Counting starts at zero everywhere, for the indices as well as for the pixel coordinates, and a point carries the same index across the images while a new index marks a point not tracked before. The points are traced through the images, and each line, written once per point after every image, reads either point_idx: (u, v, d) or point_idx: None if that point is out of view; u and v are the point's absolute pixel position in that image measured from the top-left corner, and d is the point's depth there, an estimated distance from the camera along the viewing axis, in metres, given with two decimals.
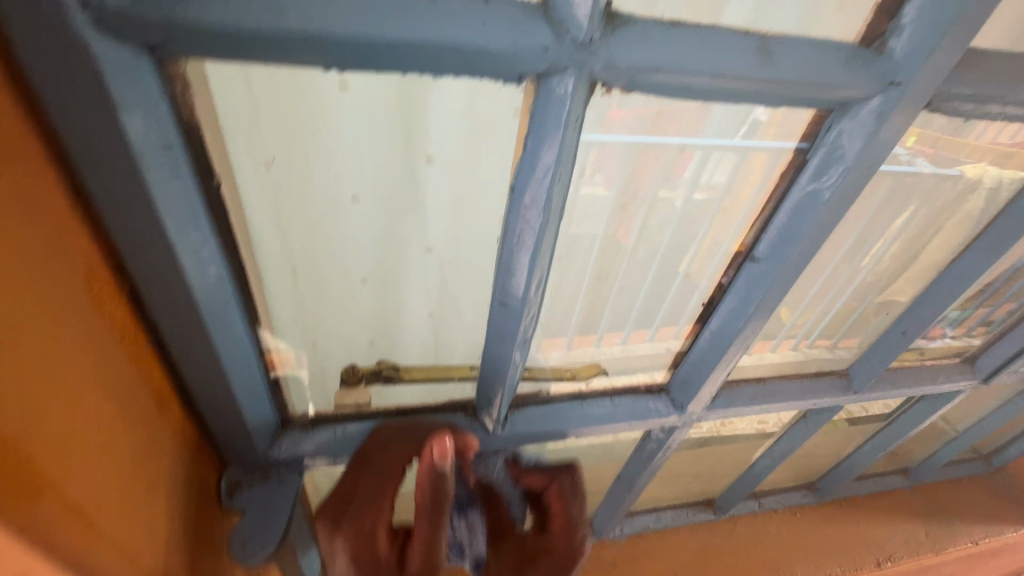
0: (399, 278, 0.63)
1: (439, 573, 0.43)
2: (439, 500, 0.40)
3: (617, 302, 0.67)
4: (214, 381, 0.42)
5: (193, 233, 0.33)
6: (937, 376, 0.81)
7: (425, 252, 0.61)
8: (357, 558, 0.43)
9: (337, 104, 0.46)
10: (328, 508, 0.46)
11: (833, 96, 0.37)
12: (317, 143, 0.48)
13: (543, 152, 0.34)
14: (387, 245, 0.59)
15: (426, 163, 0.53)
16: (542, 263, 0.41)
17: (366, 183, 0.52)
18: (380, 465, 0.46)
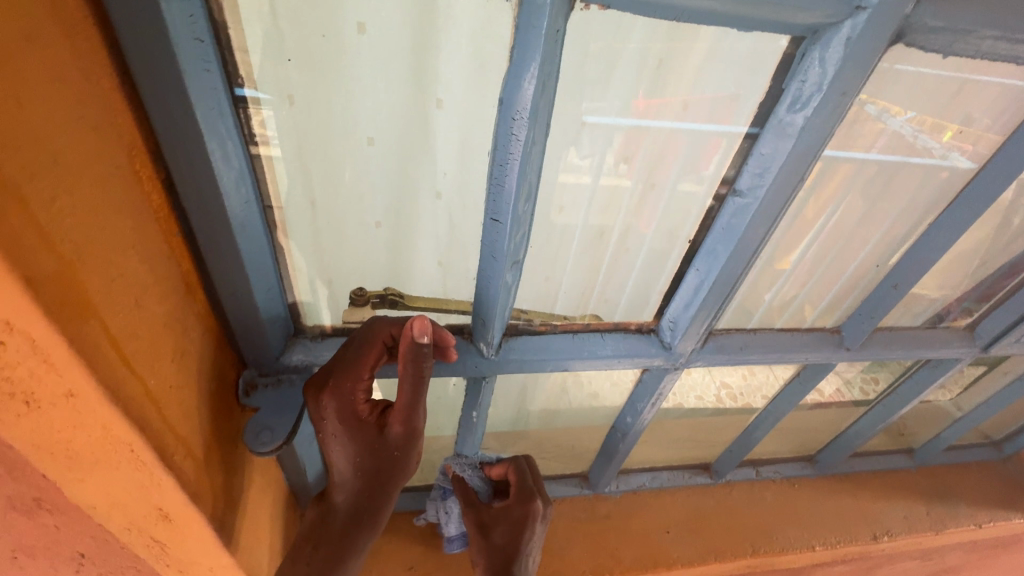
0: (412, 222, 0.65)
1: (408, 432, 0.54)
2: (423, 371, 0.51)
3: (617, 265, 0.71)
4: (235, 276, 0.47)
5: (220, 127, 0.39)
6: (934, 341, 0.82)
7: (436, 197, 0.63)
8: (344, 418, 0.53)
9: (354, 44, 0.48)
10: (314, 380, 0.53)
11: (800, 18, 0.39)
12: (338, 82, 0.51)
13: (528, 62, 0.38)
14: (401, 189, 0.62)
15: (437, 107, 0.54)
16: (530, 177, 0.45)
17: (382, 126, 0.55)
18: (358, 341, 0.53)
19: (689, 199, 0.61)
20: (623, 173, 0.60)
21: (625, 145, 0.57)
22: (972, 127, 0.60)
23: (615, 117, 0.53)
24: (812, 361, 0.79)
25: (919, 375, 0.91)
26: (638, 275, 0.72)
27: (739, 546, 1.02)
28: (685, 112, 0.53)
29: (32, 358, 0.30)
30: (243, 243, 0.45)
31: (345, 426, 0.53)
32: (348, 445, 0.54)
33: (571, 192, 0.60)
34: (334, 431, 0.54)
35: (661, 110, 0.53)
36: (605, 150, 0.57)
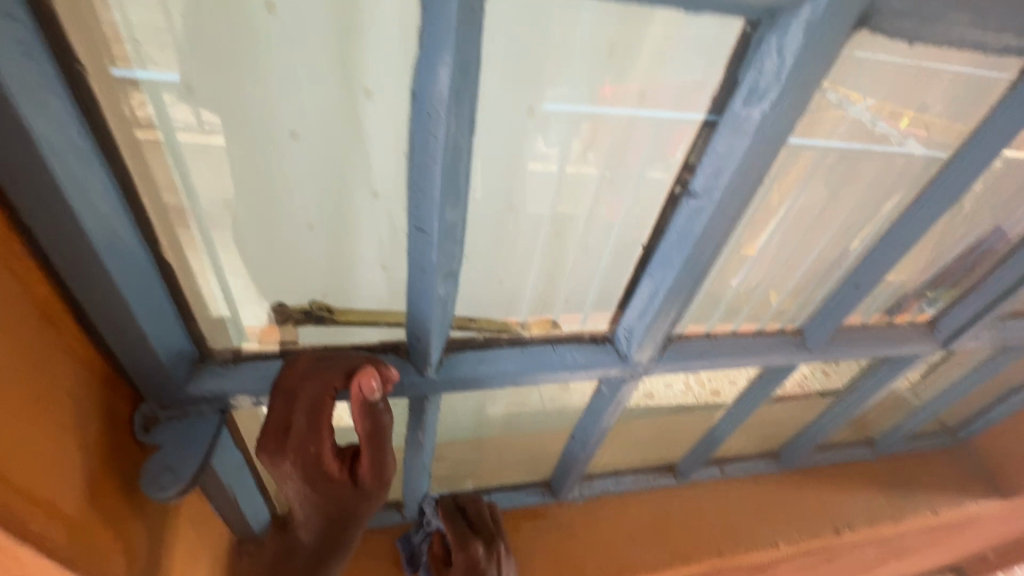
0: (349, 228, 0.53)
1: (387, 481, 0.50)
2: (381, 424, 0.48)
3: (585, 265, 0.63)
4: (109, 299, 0.40)
5: (50, 122, 0.32)
6: (896, 338, 0.80)
7: (373, 197, 0.51)
8: (311, 480, 0.48)
9: (264, 28, 0.39)
10: (269, 440, 0.48)
11: (751, 1, 0.35)
12: (248, 71, 0.40)
13: (439, 48, 0.32)
14: (331, 192, 0.50)
15: (364, 94, 0.43)
16: (457, 182, 0.39)
17: (309, 123, 0.45)
18: (310, 399, 0.48)
19: (652, 188, 0.54)
20: (590, 162, 0.52)
21: (591, 134, 0.50)
22: (926, 114, 0.58)
23: (584, 106, 0.47)
24: (773, 363, 0.76)
25: (880, 371, 0.90)
26: (600, 274, 0.64)
27: (703, 547, 1.00)
28: (645, 101, 0.47)
29: None
30: (112, 260, 0.38)
31: (314, 487, 0.48)
32: (321, 504, 0.49)
33: (536, 185, 0.53)
34: (302, 491, 0.49)
35: (616, 95, 0.47)
36: (573, 139, 0.50)
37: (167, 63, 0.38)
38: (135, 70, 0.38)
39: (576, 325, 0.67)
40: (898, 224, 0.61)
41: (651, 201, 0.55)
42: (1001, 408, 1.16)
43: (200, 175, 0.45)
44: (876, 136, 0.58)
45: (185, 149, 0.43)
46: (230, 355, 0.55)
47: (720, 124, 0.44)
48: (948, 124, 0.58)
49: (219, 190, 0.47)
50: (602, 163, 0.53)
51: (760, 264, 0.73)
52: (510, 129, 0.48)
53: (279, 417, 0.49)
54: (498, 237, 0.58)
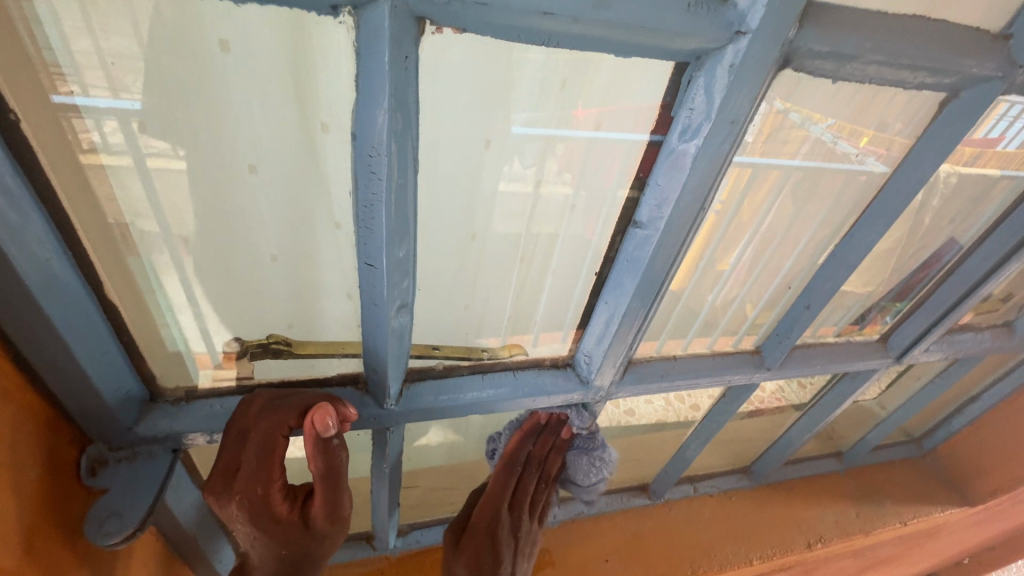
0: (314, 259, 0.53)
1: (341, 516, 0.51)
2: (336, 462, 0.48)
3: (560, 286, 0.63)
4: (47, 341, 0.39)
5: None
6: (851, 353, 0.82)
7: (334, 229, 0.51)
8: (258, 523, 0.47)
9: (220, 67, 0.39)
10: (215, 484, 0.47)
11: (680, 45, 0.36)
12: (203, 105, 0.40)
13: (377, 91, 0.33)
14: (294, 225, 0.50)
15: (322, 133, 0.44)
16: (401, 217, 0.40)
17: (268, 157, 0.45)
18: (261, 441, 0.47)
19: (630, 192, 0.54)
20: (569, 182, 0.53)
21: (567, 154, 0.51)
22: (886, 133, 0.56)
23: (554, 129, 0.49)
24: (734, 382, 0.77)
25: (841, 386, 0.92)
26: (554, 292, 0.64)
27: (678, 568, 1.00)
28: (601, 128, 0.49)
29: None
30: (48, 302, 0.38)
31: (261, 529, 0.47)
32: (269, 546, 0.48)
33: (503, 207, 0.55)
34: (250, 535, 0.48)
35: (571, 119, 0.48)
36: (541, 162, 0.51)
37: (137, 93, 0.38)
38: (104, 97, 0.37)
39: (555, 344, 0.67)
40: (841, 245, 0.63)
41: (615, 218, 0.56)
42: (961, 417, 1.20)
43: (158, 210, 0.44)
44: (835, 154, 0.59)
45: (151, 173, 0.42)
46: (183, 394, 0.54)
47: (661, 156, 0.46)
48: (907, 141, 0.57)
49: (174, 220, 0.46)
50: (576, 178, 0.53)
51: (735, 278, 0.74)
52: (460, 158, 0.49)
53: (226, 459, 0.47)
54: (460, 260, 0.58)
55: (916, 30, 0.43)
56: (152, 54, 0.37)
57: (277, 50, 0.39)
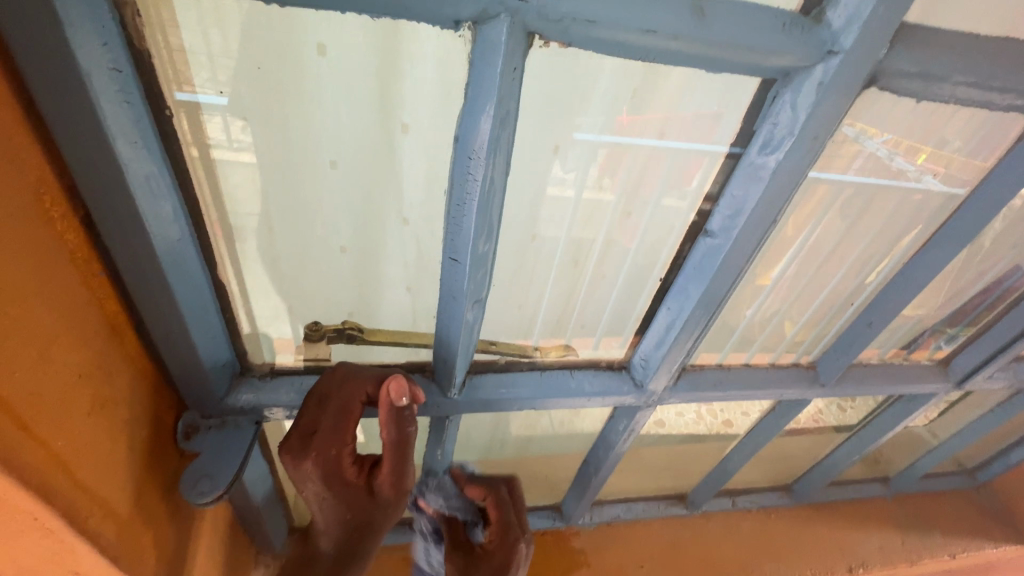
0: (377, 247, 0.60)
1: (406, 489, 0.53)
2: (406, 433, 0.50)
3: (598, 290, 0.68)
4: (168, 317, 0.43)
5: (143, 161, 0.35)
6: (910, 376, 0.80)
7: (402, 223, 0.59)
8: (331, 483, 0.50)
9: (314, 68, 0.45)
10: (292, 442, 0.49)
11: (771, 63, 0.38)
12: (298, 101, 0.46)
13: (484, 98, 0.36)
14: (363, 215, 0.57)
15: (400, 132, 0.50)
16: (490, 217, 0.43)
17: (344, 151, 0.51)
18: (340, 404, 0.50)
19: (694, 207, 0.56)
20: (607, 188, 0.56)
21: (608, 160, 0.53)
22: (943, 150, 0.57)
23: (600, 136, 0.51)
24: (786, 397, 0.76)
25: (894, 408, 0.90)
26: (595, 295, 0.69)
27: None
28: (663, 137, 0.51)
29: None
30: (175, 282, 0.41)
31: (331, 488, 0.51)
32: (336, 505, 0.52)
33: (549, 206, 0.57)
34: (320, 493, 0.51)
35: (637, 128, 0.50)
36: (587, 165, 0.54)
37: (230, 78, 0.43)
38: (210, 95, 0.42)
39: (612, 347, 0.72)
40: (910, 265, 0.63)
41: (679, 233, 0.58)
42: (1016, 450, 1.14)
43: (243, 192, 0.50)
44: (892, 171, 0.60)
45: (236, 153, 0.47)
46: (268, 370, 0.57)
47: (737, 168, 0.47)
48: (971, 163, 0.58)
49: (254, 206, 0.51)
50: (619, 189, 0.56)
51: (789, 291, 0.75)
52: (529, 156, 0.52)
53: (306, 420, 0.51)
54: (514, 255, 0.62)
55: (1007, 53, 0.43)
56: (260, 55, 0.42)
57: (367, 54, 0.45)
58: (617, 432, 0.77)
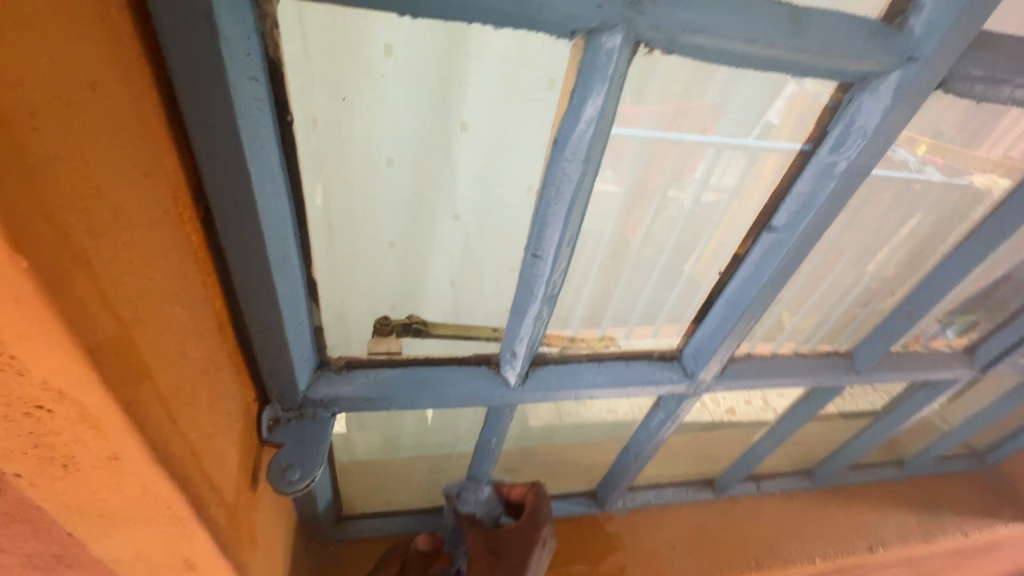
0: (423, 233, 0.75)
1: None
2: None
3: (603, 268, 0.81)
4: (268, 314, 0.45)
5: (266, 165, 0.36)
6: (938, 362, 0.83)
7: (453, 219, 0.75)
8: None
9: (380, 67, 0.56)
10: None
11: (857, 68, 0.39)
12: (359, 99, 0.59)
13: (587, 101, 0.37)
14: (419, 205, 0.72)
15: (461, 128, 0.64)
16: (578, 215, 0.44)
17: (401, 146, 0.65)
18: None
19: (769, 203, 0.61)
20: (612, 180, 0.67)
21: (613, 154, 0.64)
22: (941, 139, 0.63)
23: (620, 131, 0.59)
24: (822, 384, 0.79)
25: (919, 394, 0.94)
26: (619, 283, 0.83)
27: (744, 562, 1.03)
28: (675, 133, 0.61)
29: (81, 424, 0.28)
30: (279, 280, 0.43)
31: None
32: None
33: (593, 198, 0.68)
34: None
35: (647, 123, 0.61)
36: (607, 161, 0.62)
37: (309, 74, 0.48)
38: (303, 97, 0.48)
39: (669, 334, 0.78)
40: (948, 256, 0.65)
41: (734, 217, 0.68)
42: None
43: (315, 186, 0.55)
44: (902, 164, 0.64)
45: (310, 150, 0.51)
46: (344, 363, 0.58)
47: (805, 166, 0.49)
48: (963, 151, 0.65)
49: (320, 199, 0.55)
50: (626, 181, 0.69)
51: (814, 281, 0.81)
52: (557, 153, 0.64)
53: None
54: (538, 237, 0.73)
55: None
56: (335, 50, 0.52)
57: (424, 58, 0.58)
58: (658, 412, 0.79)
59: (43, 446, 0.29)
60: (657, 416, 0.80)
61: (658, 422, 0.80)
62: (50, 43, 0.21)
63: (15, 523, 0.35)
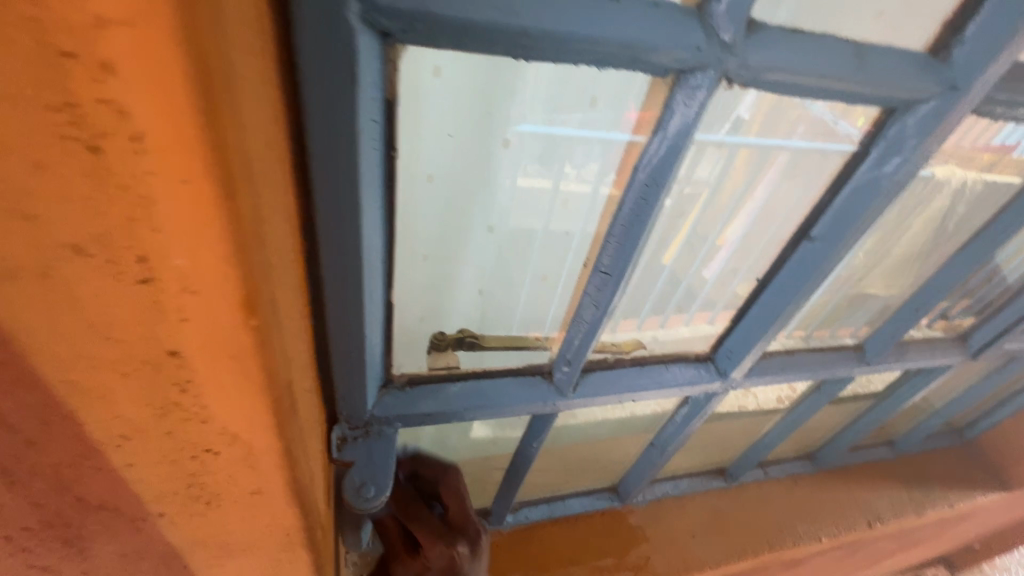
0: (457, 252, 0.67)
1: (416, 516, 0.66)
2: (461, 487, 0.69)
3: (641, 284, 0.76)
4: (353, 338, 0.46)
5: (372, 199, 0.37)
6: (936, 350, 0.90)
7: (486, 230, 0.68)
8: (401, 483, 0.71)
9: (428, 89, 0.48)
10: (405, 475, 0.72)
11: (904, 95, 0.43)
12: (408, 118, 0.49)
13: (668, 125, 0.40)
14: (452, 222, 0.64)
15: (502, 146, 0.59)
16: (648, 233, 0.47)
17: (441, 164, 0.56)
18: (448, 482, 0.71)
19: (781, 205, 0.64)
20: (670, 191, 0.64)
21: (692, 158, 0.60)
22: None
23: (604, 132, 0.58)
24: (836, 375, 0.85)
25: (914, 379, 1.01)
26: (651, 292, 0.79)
27: (758, 543, 1.09)
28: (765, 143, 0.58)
29: (239, 463, 0.29)
30: (368, 306, 0.44)
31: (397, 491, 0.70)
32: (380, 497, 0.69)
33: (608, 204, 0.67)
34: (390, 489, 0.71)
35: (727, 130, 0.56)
36: (594, 162, 0.63)
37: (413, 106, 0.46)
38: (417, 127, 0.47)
39: (681, 326, 0.82)
40: None
41: (739, 212, 0.68)
42: (1004, 409, 1.27)
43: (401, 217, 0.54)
44: None
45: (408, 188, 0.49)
46: (406, 379, 0.60)
47: (845, 181, 0.53)
48: None
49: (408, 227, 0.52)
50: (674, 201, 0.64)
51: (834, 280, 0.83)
52: (542, 154, 0.62)
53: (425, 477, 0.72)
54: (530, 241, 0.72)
55: None
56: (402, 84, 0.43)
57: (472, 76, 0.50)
58: (685, 414, 0.84)
59: (195, 485, 0.30)
60: (681, 416, 0.85)
61: (683, 422, 0.85)
62: (260, 105, 0.21)
63: (139, 562, 0.36)
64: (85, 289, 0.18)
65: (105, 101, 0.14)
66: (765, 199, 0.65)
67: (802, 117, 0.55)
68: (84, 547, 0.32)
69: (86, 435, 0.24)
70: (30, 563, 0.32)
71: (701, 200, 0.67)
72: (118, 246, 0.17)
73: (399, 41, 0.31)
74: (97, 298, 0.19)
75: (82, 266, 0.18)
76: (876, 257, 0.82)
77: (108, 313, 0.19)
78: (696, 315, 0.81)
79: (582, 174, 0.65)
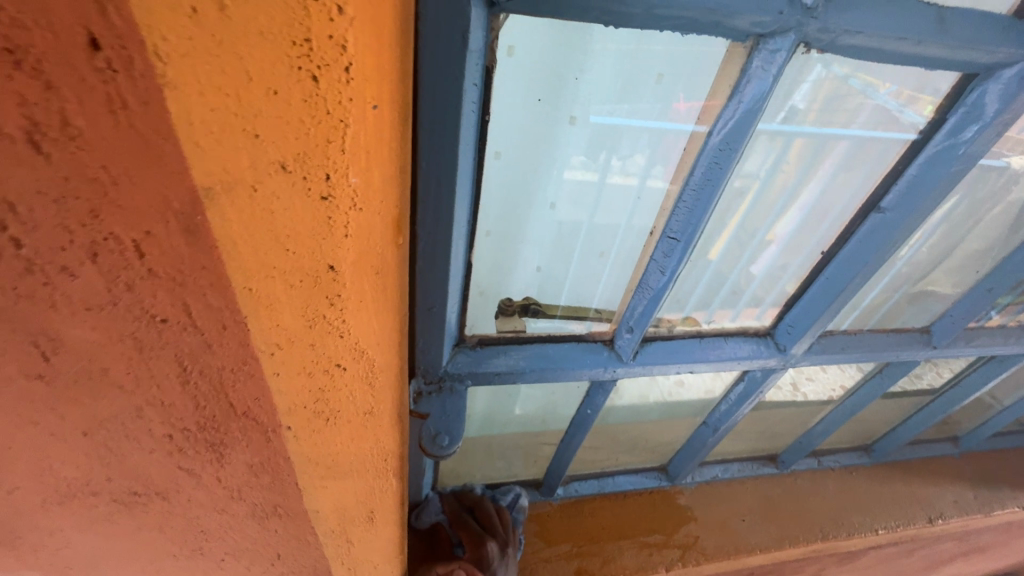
0: (522, 231, 0.61)
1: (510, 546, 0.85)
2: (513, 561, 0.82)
3: (694, 274, 0.70)
4: (437, 293, 0.50)
5: (467, 160, 0.41)
6: (1011, 338, 0.87)
7: (549, 209, 0.60)
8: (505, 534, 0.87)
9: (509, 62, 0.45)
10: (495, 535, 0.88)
11: (985, 59, 0.43)
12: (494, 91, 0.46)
13: (746, 88, 0.42)
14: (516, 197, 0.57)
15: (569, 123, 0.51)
16: (718, 195, 0.49)
17: (515, 140, 0.51)
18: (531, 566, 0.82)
19: (838, 198, 0.61)
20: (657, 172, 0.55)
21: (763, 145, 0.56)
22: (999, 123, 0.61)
23: (655, 122, 0.51)
24: (900, 358, 0.83)
25: (982, 369, 0.97)
26: (699, 294, 0.73)
27: (810, 531, 1.08)
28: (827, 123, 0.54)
29: (361, 380, 0.33)
30: (452, 264, 0.48)
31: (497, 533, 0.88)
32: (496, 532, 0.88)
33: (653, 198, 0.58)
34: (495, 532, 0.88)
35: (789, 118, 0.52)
36: (641, 153, 0.54)
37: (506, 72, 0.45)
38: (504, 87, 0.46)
39: (728, 320, 0.76)
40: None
41: (788, 207, 0.64)
42: None
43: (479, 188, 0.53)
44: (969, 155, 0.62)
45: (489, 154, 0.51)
46: (477, 340, 0.65)
47: (918, 152, 0.53)
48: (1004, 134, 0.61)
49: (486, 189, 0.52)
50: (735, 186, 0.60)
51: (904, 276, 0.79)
52: (595, 142, 0.53)
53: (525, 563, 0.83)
54: (577, 234, 0.63)
55: None
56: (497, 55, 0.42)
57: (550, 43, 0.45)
58: (737, 393, 0.85)
59: (321, 401, 0.34)
60: (733, 395, 0.86)
61: (734, 401, 0.86)
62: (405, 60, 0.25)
63: (261, 475, 0.41)
64: (281, 202, 0.23)
65: (332, 36, 0.18)
66: (818, 194, 0.62)
67: (863, 108, 0.53)
68: (223, 454, 0.38)
69: (250, 341, 0.29)
70: (180, 465, 0.37)
71: (754, 186, 0.61)
72: (312, 163, 0.21)
73: (503, 11, 0.35)
74: (287, 211, 0.23)
75: (282, 180, 0.22)
76: (941, 253, 0.78)
77: (291, 225, 0.24)
78: (746, 309, 0.75)
79: (626, 166, 0.55)
